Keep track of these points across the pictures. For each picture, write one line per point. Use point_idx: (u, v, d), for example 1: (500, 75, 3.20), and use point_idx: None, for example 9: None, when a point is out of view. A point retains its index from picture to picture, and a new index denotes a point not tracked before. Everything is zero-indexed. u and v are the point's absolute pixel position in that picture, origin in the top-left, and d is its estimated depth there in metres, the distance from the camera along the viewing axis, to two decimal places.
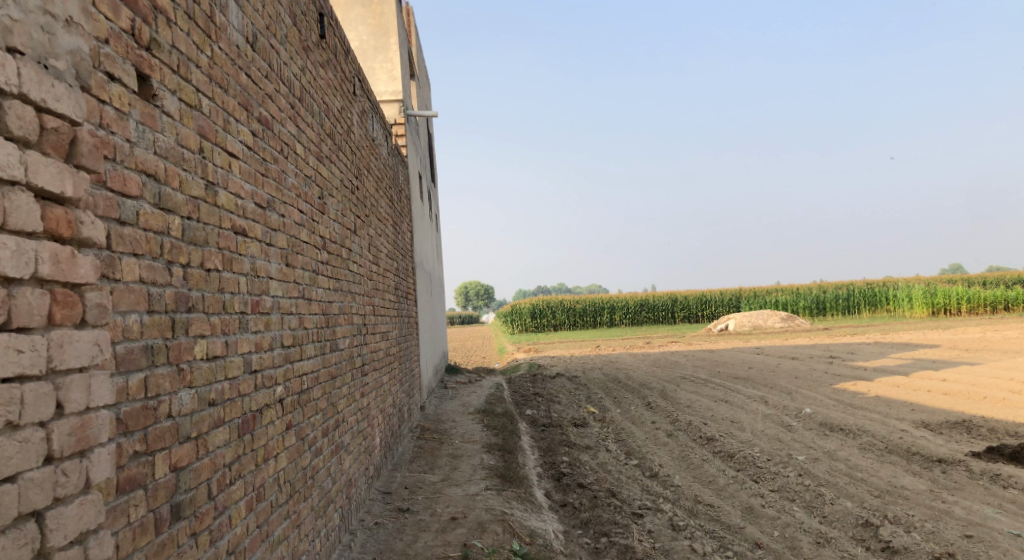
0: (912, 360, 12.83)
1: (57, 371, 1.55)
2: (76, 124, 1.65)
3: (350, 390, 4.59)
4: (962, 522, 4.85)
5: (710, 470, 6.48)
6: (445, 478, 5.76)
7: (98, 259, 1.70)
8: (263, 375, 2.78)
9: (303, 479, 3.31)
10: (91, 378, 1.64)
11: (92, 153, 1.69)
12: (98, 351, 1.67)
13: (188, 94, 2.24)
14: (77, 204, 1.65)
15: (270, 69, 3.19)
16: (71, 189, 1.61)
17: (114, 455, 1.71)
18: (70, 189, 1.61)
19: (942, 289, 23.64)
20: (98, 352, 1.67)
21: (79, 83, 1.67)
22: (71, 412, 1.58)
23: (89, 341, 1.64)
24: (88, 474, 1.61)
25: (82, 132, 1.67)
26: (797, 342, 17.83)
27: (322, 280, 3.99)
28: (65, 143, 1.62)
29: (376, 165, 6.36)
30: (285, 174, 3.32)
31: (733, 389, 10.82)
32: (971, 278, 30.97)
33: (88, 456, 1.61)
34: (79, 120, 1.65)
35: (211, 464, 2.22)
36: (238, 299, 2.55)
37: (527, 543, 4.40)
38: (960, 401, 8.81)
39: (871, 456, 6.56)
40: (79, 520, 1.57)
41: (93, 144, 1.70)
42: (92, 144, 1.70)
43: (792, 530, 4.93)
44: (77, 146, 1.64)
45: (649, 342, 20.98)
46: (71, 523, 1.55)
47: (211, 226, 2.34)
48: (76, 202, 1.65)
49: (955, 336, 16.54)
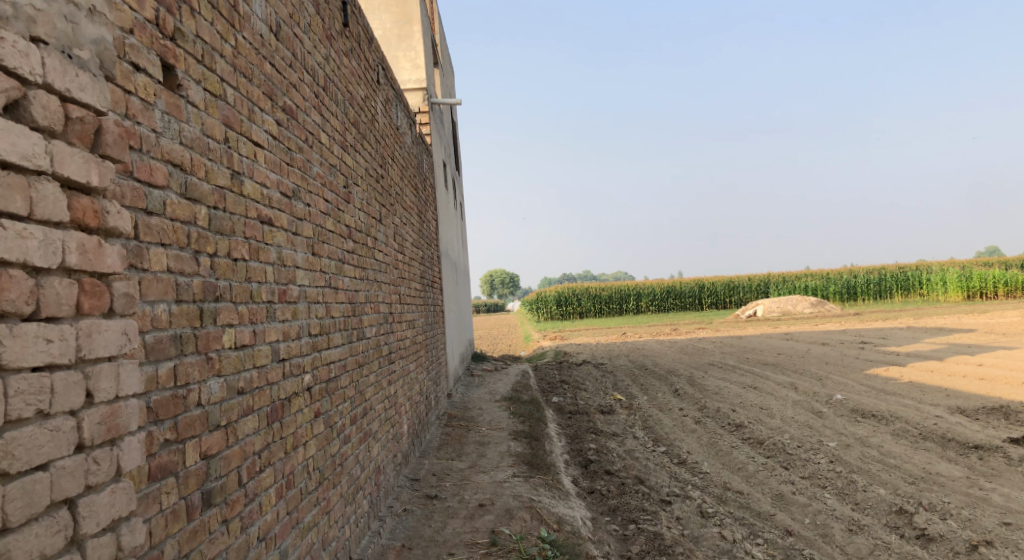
0: (946, 345, 12.56)
1: (86, 360, 1.57)
2: (101, 114, 1.65)
3: (377, 378, 4.62)
4: (1000, 509, 4.75)
5: (739, 457, 6.42)
6: (472, 465, 5.78)
7: (125, 249, 1.72)
8: (291, 363, 2.80)
9: (332, 466, 3.34)
10: (120, 367, 1.65)
11: (118, 143, 1.71)
12: (127, 340, 1.68)
13: (213, 83, 2.25)
14: (103, 194, 1.66)
15: (294, 58, 3.20)
16: (97, 178, 1.62)
17: (144, 444, 1.73)
18: (96, 179, 1.62)
19: (977, 272, 23.08)
20: (126, 341, 1.68)
21: (104, 73, 1.68)
22: (101, 401, 1.60)
23: (117, 330, 1.65)
24: (119, 462, 1.63)
25: (107, 122, 1.68)
26: (828, 327, 17.57)
27: (348, 269, 4.01)
28: (90, 134, 1.63)
29: (401, 153, 6.36)
30: (310, 163, 3.33)
31: (762, 375, 10.70)
32: (1008, 261, 30.17)
33: (119, 445, 1.64)
34: (104, 110, 1.66)
35: (241, 452, 2.24)
36: (265, 288, 2.56)
37: (555, 530, 4.41)
38: (997, 386, 8.61)
39: (905, 443, 6.44)
40: (111, 508, 1.60)
41: (119, 134, 1.71)
42: (117, 134, 1.71)
43: (824, 517, 4.86)
44: (102, 136, 1.65)
45: (676, 328, 20.82)
46: (104, 510, 1.57)
47: (237, 215, 2.35)
48: (102, 192, 1.66)
49: (992, 320, 16.14)
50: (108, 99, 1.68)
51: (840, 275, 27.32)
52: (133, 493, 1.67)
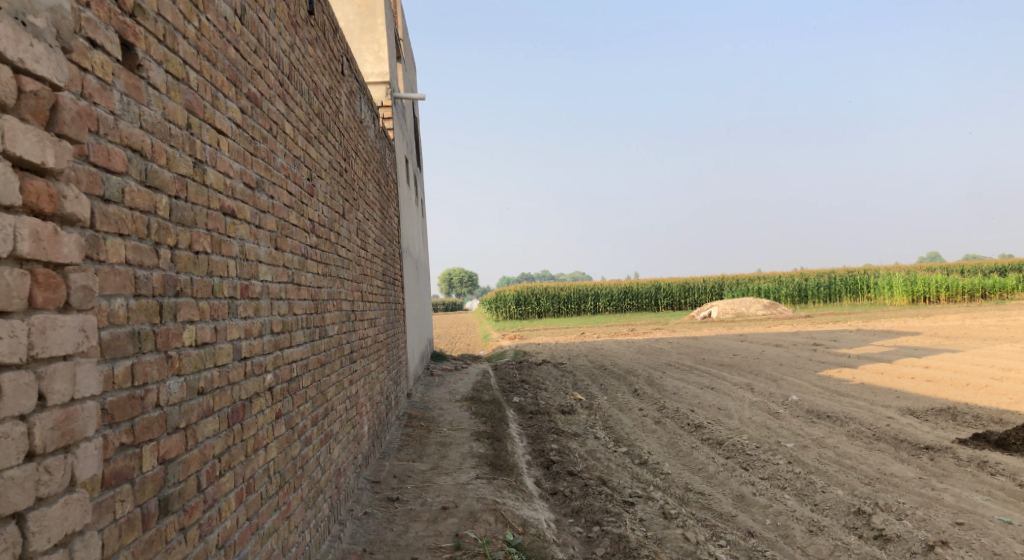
0: (894, 347, 12.93)
1: (39, 359, 1.44)
2: (57, 89, 1.53)
3: (339, 377, 4.49)
4: (952, 509, 4.87)
5: (699, 458, 6.46)
6: (434, 467, 5.69)
7: (82, 239, 1.59)
8: (253, 362, 2.68)
9: (292, 470, 3.22)
10: (76, 366, 1.53)
11: (75, 122, 1.58)
12: (84, 337, 1.56)
13: (175, 66, 2.12)
14: (60, 177, 1.54)
15: (258, 44, 3.06)
16: (52, 159, 1.50)
17: (100, 449, 1.61)
18: (51, 160, 1.50)
19: (922, 277, 23.88)
20: (83, 338, 1.56)
21: (60, 44, 1.55)
22: (55, 404, 1.48)
23: (73, 326, 1.53)
24: (73, 471, 1.51)
25: (63, 99, 1.55)
26: (781, 329, 17.92)
27: (312, 265, 3.88)
28: (45, 111, 1.50)
29: (364, 148, 6.22)
30: (274, 154, 3.20)
31: (719, 375, 10.84)
32: (950, 266, 31.33)
33: (72, 452, 1.51)
34: (60, 85, 1.53)
35: (200, 456, 2.12)
36: (228, 284, 2.44)
37: (520, 533, 4.36)
38: (944, 388, 8.87)
39: (859, 444, 6.57)
40: (64, 521, 1.48)
41: (76, 113, 1.59)
42: (75, 113, 1.58)
43: (785, 518, 4.92)
44: (59, 114, 1.53)
45: (633, 329, 20.99)
46: (55, 525, 1.45)
47: (199, 206, 2.22)
48: (58, 174, 1.54)
49: (935, 323, 16.71)
50: (65, 75, 1.56)
51: (792, 278, 27.95)
52: (88, 502, 1.55)
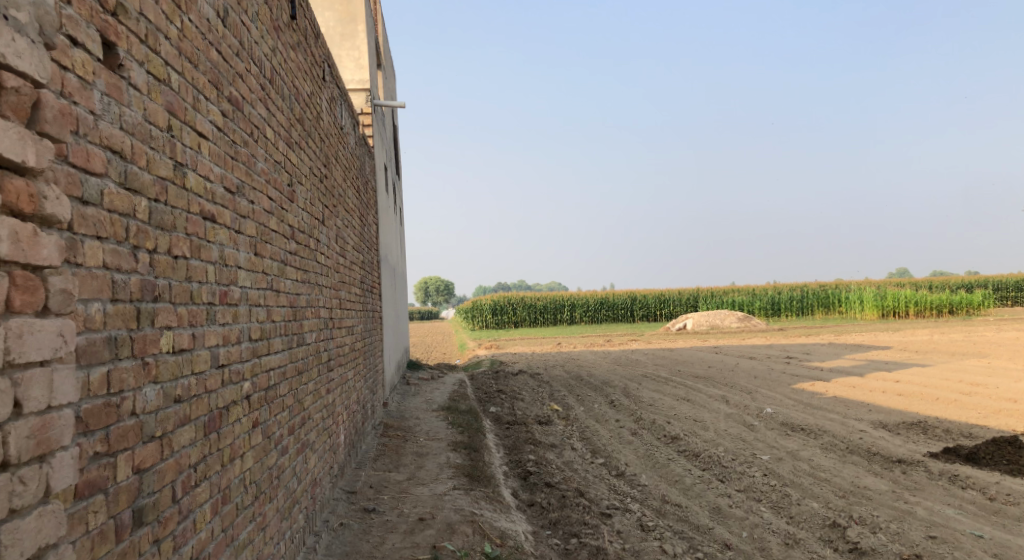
0: (865, 361, 13.13)
1: (15, 365, 1.39)
2: (38, 86, 1.49)
3: (316, 386, 4.42)
4: (925, 523, 4.93)
5: (676, 470, 6.48)
6: (410, 477, 5.62)
7: (61, 240, 1.55)
8: (230, 370, 2.62)
9: (268, 480, 3.15)
10: (53, 373, 1.49)
11: (56, 120, 1.55)
12: (62, 342, 1.51)
13: (157, 67, 2.08)
14: (39, 177, 1.50)
15: (241, 48, 3.02)
16: (33, 158, 1.46)
17: (76, 459, 1.55)
18: (31, 158, 1.45)
19: (891, 292, 24.30)
20: (62, 343, 1.52)
21: (42, 40, 1.51)
22: (30, 411, 1.42)
23: (52, 331, 1.49)
24: (48, 481, 1.46)
25: (45, 96, 1.51)
26: (755, 342, 18.10)
27: (290, 271, 3.83)
28: (27, 108, 1.47)
29: (344, 154, 6.18)
30: (255, 158, 3.15)
31: (694, 387, 10.91)
32: (919, 282, 31.93)
33: (48, 462, 1.46)
34: (42, 81, 1.49)
35: (176, 465, 2.06)
36: (206, 289, 2.39)
37: (498, 545, 4.32)
38: (915, 402, 9.01)
39: (833, 457, 6.65)
40: (37, 534, 1.42)
41: (57, 111, 1.55)
42: (56, 110, 1.55)
43: (761, 531, 4.94)
44: (40, 112, 1.49)
45: (609, 340, 21.04)
46: (28, 537, 1.40)
47: (178, 209, 2.17)
48: (38, 174, 1.49)
49: (905, 338, 16.98)
50: (47, 72, 1.52)
51: (766, 291, 28.29)
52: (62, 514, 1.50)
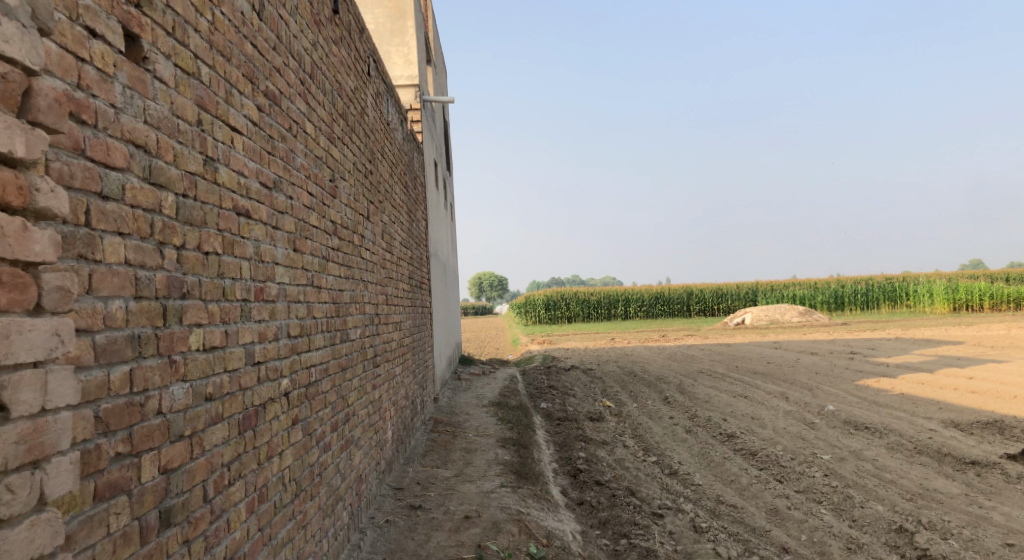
0: (936, 357, 12.50)
1: (2, 367, 1.37)
2: (32, 74, 1.46)
3: (361, 382, 4.40)
4: (1002, 529, 4.61)
5: (732, 469, 6.26)
6: (458, 474, 5.58)
7: (60, 235, 1.52)
8: (267, 367, 2.60)
9: (310, 477, 3.14)
10: (48, 375, 1.46)
11: (53, 109, 1.51)
12: (58, 342, 1.48)
13: (185, 60, 2.05)
14: (33, 169, 1.47)
15: (278, 41, 2.99)
16: (22, 148, 1.42)
17: (78, 465, 1.52)
18: (21, 149, 1.42)
19: (964, 285, 23.15)
20: (58, 343, 1.49)
21: (39, 26, 1.47)
22: (21, 416, 1.39)
23: (47, 330, 1.46)
24: (44, 489, 1.43)
25: (40, 83, 1.48)
26: (817, 337, 17.47)
27: (333, 267, 3.81)
28: (18, 96, 1.43)
29: (391, 150, 6.17)
30: (294, 154, 3.13)
31: (752, 384, 10.56)
32: (994, 274, 30.39)
33: (42, 467, 1.43)
34: (36, 69, 1.46)
35: (208, 464, 2.04)
36: (241, 286, 2.37)
37: (544, 545, 4.23)
38: (990, 400, 8.51)
39: (899, 457, 6.31)
40: (30, 544, 1.39)
41: (56, 100, 1.51)
42: (54, 99, 1.51)
43: (821, 534, 4.71)
44: (32, 100, 1.46)
45: (664, 335, 20.64)
46: (19, 547, 1.37)
47: (210, 205, 2.15)
48: (31, 165, 1.46)
49: (980, 333, 16.12)
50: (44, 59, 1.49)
51: (828, 285, 27.35)
52: (61, 523, 1.47)
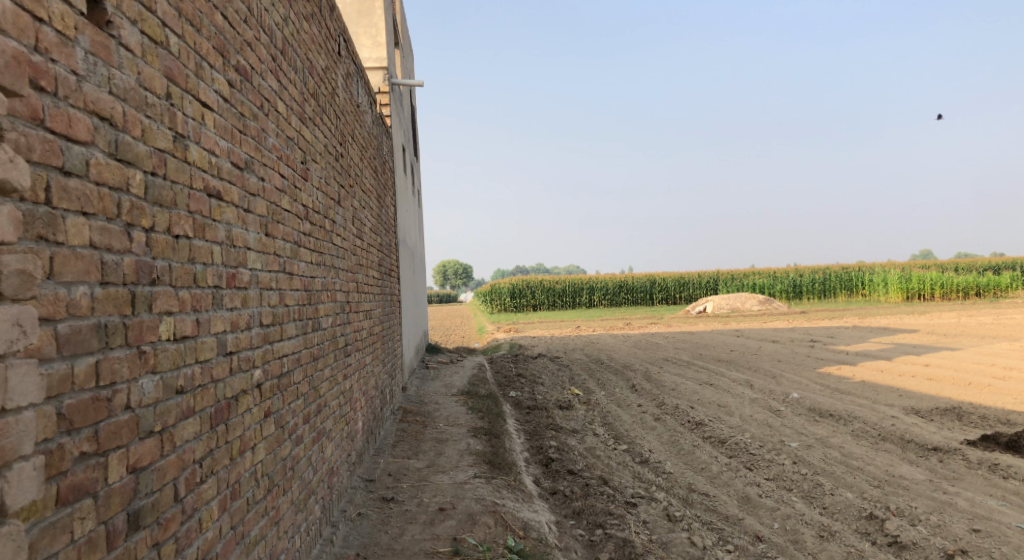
0: (892, 344, 12.80)
1: None
2: None
3: (332, 372, 4.27)
4: (967, 515, 4.70)
5: (702, 457, 6.29)
6: (430, 464, 5.48)
7: (19, 214, 1.38)
8: (239, 357, 2.46)
9: (282, 471, 3.01)
10: (8, 370, 1.33)
11: (10, 69, 1.37)
12: (19, 333, 1.36)
13: (152, 27, 1.88)
14: None
15: (249, 13, 2.82)
16: None
17: (41, 469, 1.40)
18: None
19: (917, 275, 23.77)
20: (19, 335, 1.36)
21: None
22: None
23: (6, 320, 1.33)
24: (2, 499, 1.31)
25: None
26: (777, 325, 17.76)
27: (304, 253, 3.66)
28: None
29: (361, 133, 5.98)
30: (265, 133, 2.97)
31: (717, 371, 10.66)
32: (944, 264, 31.30)
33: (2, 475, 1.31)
34: None
35: (179, 461, 1.91)
36: (212, 272, 2.22)
37: (521, 538, 4.16)
38: (947, 387, 8.74)
39: (865, 444, 6.41)
40: None
41: (13, 60, 1.38)
42: (9, 58, 1.37)
43: (794, 522, 4.75)
44: None
45: (628, 323, 20.76)
46: None
47: (179, 185, 2.00)
48: None
49: (932, 321, 16.57)
50: None
51: (786, 274, 27.85)
52: (23, 536, 1.35)
